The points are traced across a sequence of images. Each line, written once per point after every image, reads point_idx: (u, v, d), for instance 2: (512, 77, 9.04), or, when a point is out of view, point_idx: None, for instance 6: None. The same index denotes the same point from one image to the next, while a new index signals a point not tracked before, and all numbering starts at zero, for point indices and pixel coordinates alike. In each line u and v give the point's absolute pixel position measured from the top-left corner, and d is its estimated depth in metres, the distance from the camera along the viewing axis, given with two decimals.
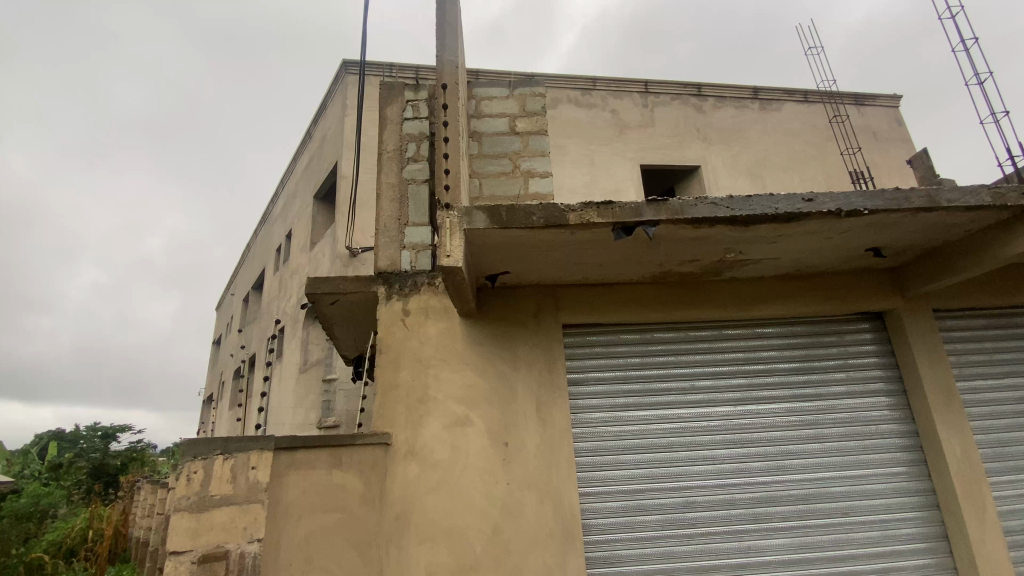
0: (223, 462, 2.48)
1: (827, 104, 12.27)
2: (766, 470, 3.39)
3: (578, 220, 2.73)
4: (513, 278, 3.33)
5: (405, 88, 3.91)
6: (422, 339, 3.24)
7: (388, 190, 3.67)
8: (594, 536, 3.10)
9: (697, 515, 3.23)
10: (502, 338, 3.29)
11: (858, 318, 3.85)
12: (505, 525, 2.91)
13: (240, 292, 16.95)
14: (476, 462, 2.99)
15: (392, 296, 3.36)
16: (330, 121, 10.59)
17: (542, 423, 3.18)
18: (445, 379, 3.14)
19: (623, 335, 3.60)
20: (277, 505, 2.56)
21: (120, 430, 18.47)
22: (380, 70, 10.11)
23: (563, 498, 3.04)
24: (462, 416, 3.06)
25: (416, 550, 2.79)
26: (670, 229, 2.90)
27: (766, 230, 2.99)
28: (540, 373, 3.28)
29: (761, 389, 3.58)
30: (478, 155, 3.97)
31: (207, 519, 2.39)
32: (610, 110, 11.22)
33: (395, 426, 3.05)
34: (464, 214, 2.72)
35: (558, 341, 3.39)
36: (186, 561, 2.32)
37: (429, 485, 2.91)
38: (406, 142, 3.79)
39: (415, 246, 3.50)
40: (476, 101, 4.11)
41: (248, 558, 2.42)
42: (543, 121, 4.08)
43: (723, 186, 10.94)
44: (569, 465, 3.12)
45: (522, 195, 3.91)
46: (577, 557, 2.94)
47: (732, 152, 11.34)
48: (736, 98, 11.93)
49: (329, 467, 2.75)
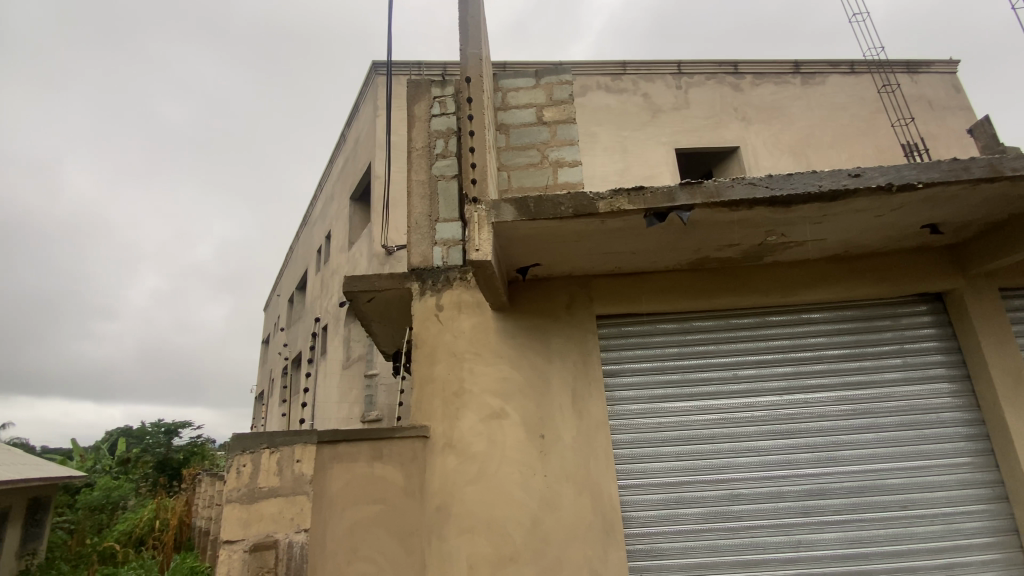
0: (269, 455, 2.57)
1: (875, 74, 11.59)
2: (816, 462, 3.25)
3: (609, 208, 2.67)
4: (544, 270, 3.31)
5: (432, 84, 3.95)
6: (455, 333, 3.27)
7: (419, 187, 3.72)
8: (634, 529, 3.06)
9: (741, 507, 3.13)
10: (534, 331, 3.28)
11: (913, 300, 3.63)
12: (543, 518, 2.91)
13: (285, 292, 17.56)
14: (513, 454, 3.00)
15: (425, 291, 3.40)
16: (362, 123, 10.79)
17: (579, 415, 3.15)
18: (480, 372, 3.16)
19: (658, 325, 3.52)
20: (322, 497, 2.64)
21: (181, 426, 19.65)
22: (408, 69, 10.20)
23: (602, 491, 3.01)
24: (497, 409, 3.08)
25: (457, 541, 2.84)
26: (706, 214, 2.80)
27: (810, 209, 2.84)
28: (574, 364, 3.26)
29: (808, 377, 3.43)
30: (505, 147, 3.95)
31: (257, 509, 2.49)
32: (641, 94, 10.94)
33: (433, 419, 3.10)
34: (491, 207, 2.71)
35: (592, 333, 3.36)
36: (239, 549, 2.43)
37: (467, 477, 2.95)
38: (434, 139, 3.81)
39: (446, 242, 3.53)
40: (502, 94, 4.09)
41: (296, 548, 2.49)
42: (571, 109, 4.02)
43: (764, 166, 10.51)
44: (607, 456, 3.09)
45: (551, 185, 3.86)
46: (618, 550, 2.91)
47: (772, 130, 10.86)
48: (775, 74, 11.40)
49: (371, 459, 2.82)
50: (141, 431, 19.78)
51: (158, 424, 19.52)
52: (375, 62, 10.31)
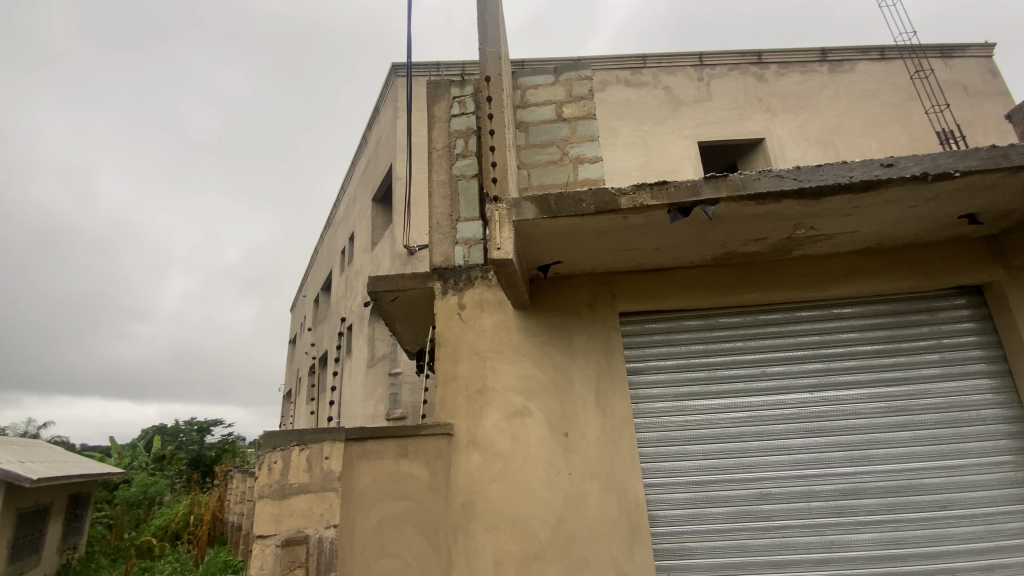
0: (299, 452, 2.63)
1: (907, 60, 11.20)
2: (849, 461, 3.16)
3: (631, 204, 2.65)
4: (566, 267, 3.29)
5: (451, 85, 3.97)
6: (478, 332, 3.28)
7: (440, 187, 3.75)
8: (661, 528, 3.02)
9: (771, 507, 3.07)
10: (557, 329, 3.27)
11: (951, 293, 3.49)
12: (569, 515, 2.90)
13: (311, 293, 17.91)
14: (538, 452, 3.00)
15: (447, 290, 3.43)
16: (383, 124, 10.91)
17: (603, 413, 3.13)
18: (503, 370, 3.17)
19: (683, 322, 3.47)
20: (351, 493, 2.70)
21: (213, 424, 20.24)
22: (427, 70, 10.27)
23: (627, 490, 2.99)
24: (520, 407, 3.09)
25: (482, 538, 2.86)
26: (731, 207, 2.75)
27: (840, 201, 2.77)
28: (598, 362, 3.24)
29: (840, 373, 3.34)
30: (525, 145, 3.95)
31: (288, 505, 2.55)
32: (662, 87, 10.79)
33: (456, 417, 3.11)
34: (512, 206, 2.71)
35: (615, 331, 3.33)
36: (272, 544, 2.50)
37: (492, 474, 2.96)
38: (454, 139, 3.84)
39: (467, 241, 3.54)
40: (522, 91, 4.08)
41: (326, 543, 2.55)
42: (591, 104, 3.99)
43: (790, 158, 10.27)
44: (633, 455, 3.07)
45: (572, 182, 3.84)
46: (645, 549, 2.89)
47: (798, 121, 10.59)
48: (801, 62, 11.10)
49: (397, 457, 2.86)
50: (175, 428, 20.43)
51: (191, 422, 20.13)
52: (395, 64, 10.41)
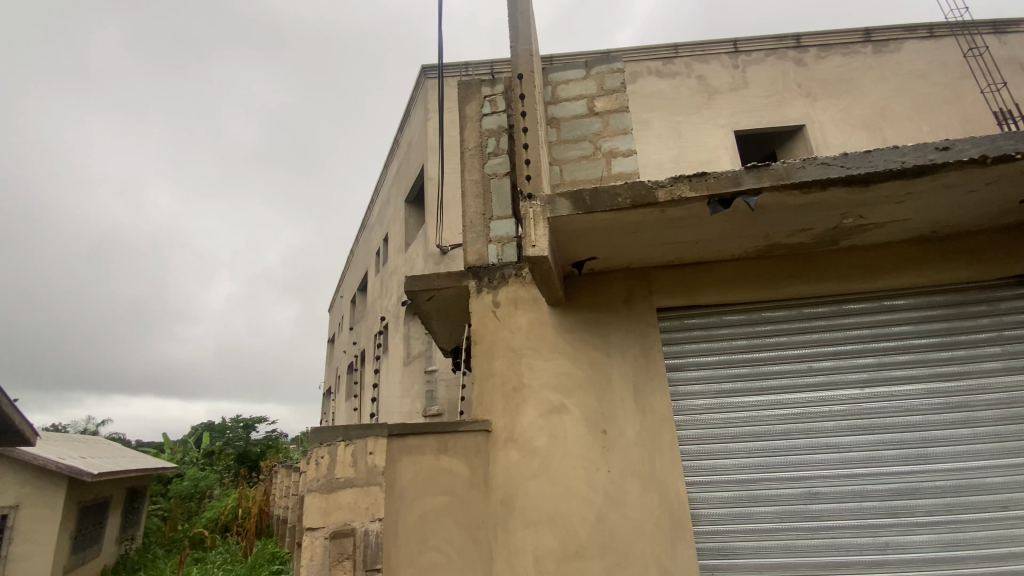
0: (345, 448, 2.71)
1: (959, 37, 10.57)
2: (904, 459, 3.02)
3: (668, 196, 2.61)
4: (601, 263, 3.27)
5: (482, 84, 3.99)
6: (513, 329, 3.29)
7: (472, 186, 3.78)
8: (704, 527, 2.96)
9: (820, 507, 2.97)
10: (593, 325, 3.25)
11: (1012, 283, 3.29)
12: (609, 512, 2.88)
13: (348, 293, 18.36)
14: (576, 450, 2.99)
15: (482, 288, 3.45)
16: (414, 126, 11.05)
17: (642, 411, 3.09)
18: (539, 368, 3.17)
19: (724, 317, 3.37)
20: (394, 488, 2.74)
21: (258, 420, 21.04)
22: (457, 70, 10.35)
23: (669, 488, 2.95)
24: (558, 404, 3.08)
25: (522, 534, 2.87)
26: (775, 198, 2.67)
27: (891, 187, 2.65)
28: (635, 359, 3.20)
29: (893, 368, 3.20)
30: (557, 141, 3.92)
31: (335, 498, 2.64)
32: (695, 76, 10.52)
33: (494, 414, 3.15)
34: (546, 202, 2.70)
35: (653, 327, 3.28)
36: (321, 536, 2.58)
37: (530, 471, 2.97)
38: (486, 138, 3.86)
39: (500, 239, 3.57)
40: (553, 87, 4.06)
41: (372, 536, 2.61)
42: (623, 97, 3.94)
43: (832, 145, 9.87)
44: (673, 452, 3.02)
45: (606, 176, 3.80)
46: (688, 548, 2.85)
47: (840, 106, 10.17)
48: (843, 44, 10.62)
49: (437, 452, 2.90)
50: (222, 425, 21.33)
51: (237, 419, 20.99)
52: (425, 66, 10.54)
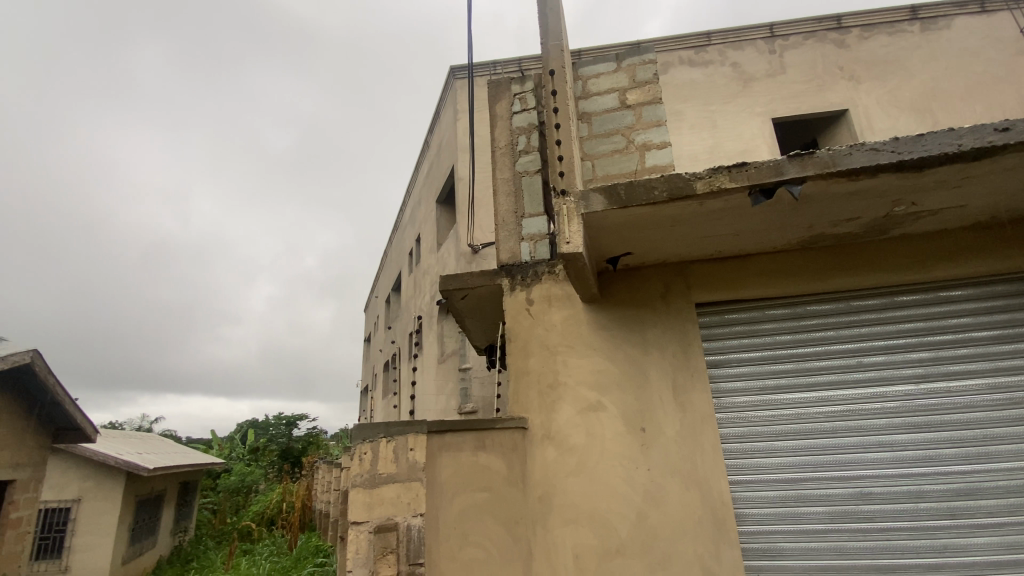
0: (386, 444, 2.74)
1: (1015, 10, 9.93)
2: (963, 458, 2.87)
3: (707, 188, 2.55)
4: (636, 259, 3.22)
5: (512, 82, 3.99)
6: (547, 327, 3.29)
7: (504, 185, 3.80)
8: (749, 527, 2.88)
9: (872, 507, 2.85)
10: (629, 321, 3.21)
11: None
12: (649, 511, 2.84)
13: (382, 294, 18.74)
14: (614, 447, 2.96)
15: (515, 286, 3.45)
16: (444, 126, 11.14)
17: (682, 409, 3.03)
18: (574, 365, 3.15)
19: (766, 311, 3.27)
20: (434, 483, 2.77)
21: (299, 418, 21.76)
22: (485, 69, 10.37)
23: (711, 487, 2.88)
24: (594, 401, 3.06)
25: (562, 531, 2.87)
26: (820, 186, 2.58)
27: (946, 172, 2.51)
28: (674, 356, 3.14)
29: (950, 363, 3.04)
30: (588, 136, 3.89)
31: (378, 493, 2.66)
32: (730, 64, 10.19)
33: (530, 411, 3.15)
34: (580, 198, 2.68)
35: (692, 322, 3.21)
36: (365, 530, 2.61)
37: (568, 468, 2.96)
38: (516, 136, 3.86)
39: (533, 236, 3.57)
40: (583, 82, 4.02)
41: (414, 531, 2.63)
42: (656, 89, 3.87)
43: (878, 130, 9.42)
44: (715, 451, 2.96)
45: (639, 170, 3.75)
46: (732, 548, 2.79)
47: (885, 89, 9.70)
48: (887, 24, 10.10)
49: (475, 449, 2.91)
50: (265, 423, 22.14)
51: (280, 417, 21.76)
52: (454, 67, 10.61)
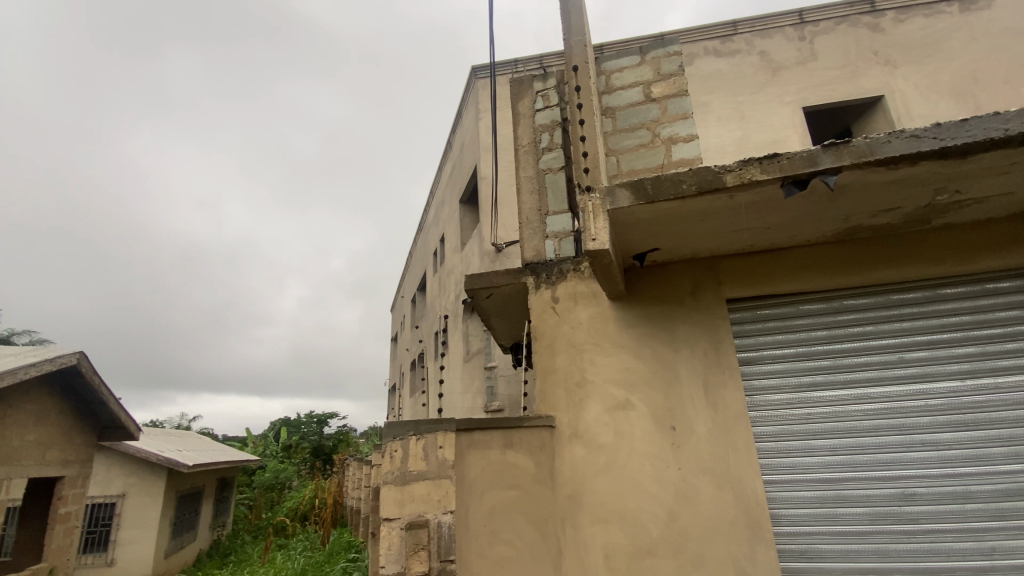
0: (416, 442, 2.76)
1: None
2: (1013, 457, 2.74)
3: (737, 180, 2.49)
4: (663, 255, 3.18)
5: (534, 80, 3.98)
6: (573, 325, 3.27)
7: (527, 183, 3.79)
8: (785, 528, 2.81)
9: (915, 508, 2.74)
10: (657, 318, 3.17)
11: None
12: (681, 511, 2.80)
13: (408, 293, 18.97)
14: (644, 446, 2.93)
15: (540, 284, 3.44)
16: (467, 126, 11.18)
17: (713, 407, 2.97)
18: (602, 363, 3.13)
19: (800, 306, 3.18)
20: (463, 481, 2.77)
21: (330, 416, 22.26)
22: (507, 68, 10.37)
23: (745, 486, 2.82)
24: (623, 400, 3.03)
25: (591, 530, 2.86)
26: (856, 176, 2.49)
27: (993, 158, 2.40)
28: (704, 353, 3.08)
29: (998, 358, 2.90)
30: (613, 131, 3.84)
31: (409, 491, 2.68)
32: (757, 53, 9.92)
33: (557, 410, 3.14)
34: (606, 194, 2.65)
35: (722, 318, 3.15)
36: (397, 526, 2.64)
37: (597, 467, 2.94)
38: (540, 134, 3.85)
39: (557, 234, 3.55)
40: (606, 76, 3.98)
41: (445, 528, 2.63)
42: (682, 81, 3.80)
43: (916, 116, 9.04)
44: (749, 450, 2.89)
45: (666, 164, 3.69)
46: (768, 549, 2.72)
47: (922, 73, 9.31)
48: (925, 5, 9.67)
49: (503, 447, 2.92)
50: (297, 421, 22.72)
51: (311, 415, 22.30)
52: (475, 67, 10.64)
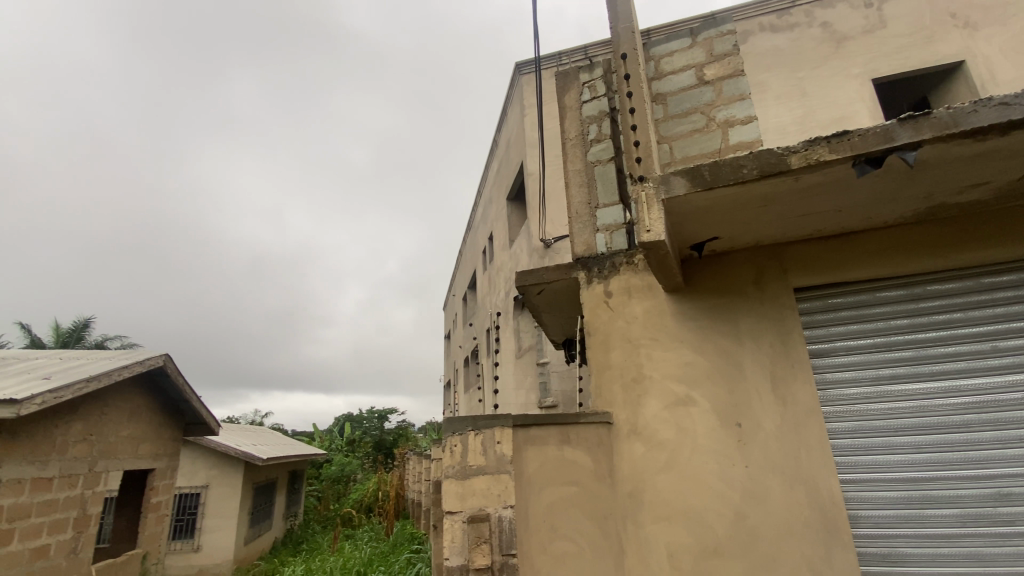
0: (474, 437, 2.80)
1: None
2: None
3: (803, 162, 2.35)
4: (723, 243, 3.05)
5: (580, 71, 3.93)
6: (628, 319, 3.21)
7: (576, 176, 3.75)
8: (865, 530, 2.63)
9: (1013, 510, 2.51)
10: (717, 310, 3.05)
11: None
12: (749, 510, 2.69)
13: (460, 291, 19.29)
14: (707, 443, 2.83)
15: (592, 279, 3.40)
16: (512, 123, 11.20)
17: (782, 401, 2.83)
18: (659, 358, 3.05)
19: (877, 293, 2.95)
20: (522, 476, 2.78)
21: (389, 412, 23.07)
22: (551, 61, 10.28)
23: (819, 487, 2.67)
24: (683, 396, 2.94)
25: (654, 528, 2.80)
26: (938, 150, 2.29)
27: None
28: (770, 346, 2.94)
29: None
30: (664, 118, 3.72)
31: (470, 485, 2.72)
32: (819, 25, 9.21)
33: (615, 406, 3.09)
34: (660, 183, 2.58)
35: (790, 309, 2.98)
36: (459, 520, 2.69)
37: (658, 464, 2.87)
38: (587, 125, 3.79)
39: (608, 227, 3.48)
40: (655, 62, 3.86)
41: (506, 522, 2.66)
42: (737, 60, 3.63)
43: (1002, 82, 8.19)
44: (822, 448, 2.73)
45: (723, 148, 3.53)
46: (845, 552, 2.57)
47: (1008, 34, 8.44)
48: None
49: (560, 443, 2.90)
50: (359, 417, 23.69)
51: (372, 411, 23.21)
52: (520, 63, 10.62)
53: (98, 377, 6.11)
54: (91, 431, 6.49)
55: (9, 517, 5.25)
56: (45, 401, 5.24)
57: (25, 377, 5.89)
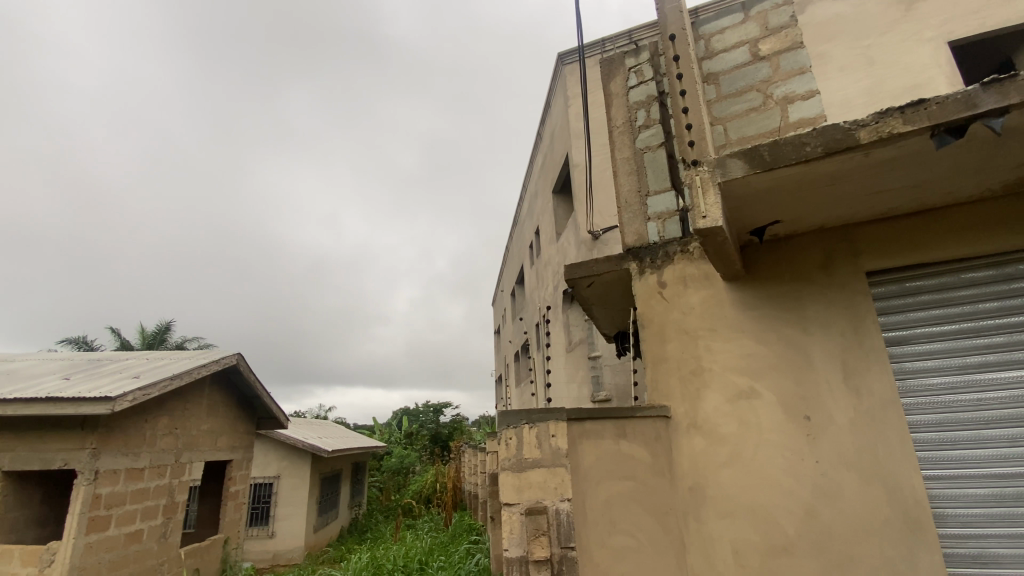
0: (529, 430, 2.79)
1: None
2: None
3: (874, 135, 2.19)
4: (785, 227, 2.89)
5: (626, 56, 3.83)
6: (684, 310, 3.11)
7: (625, 165, 3.67)
8: (953, 530, 2.43)
9: None
10: (781, 297, 2.90)
11: None
12: (821, 508, 2.55)
13: (508, 286, 19.39)
14: (773, 437, 2.70)
15: (645, 270, 3.32)
16: (556, 114, 11.09)
17: (855, 393, 2.66)
18: (719, 350, 2.94)
19: (962, 275, 2.71)
20: (578, 470, 2.75)
21: (444, 406, 23.61)
22: (594, 49, 10.09)
23: (900, 483, 2.49)
24: (745, 388, 2.82)
25: (717, 524, 2.71)
26: None
27: None
28: (841, 335, 2.76)
29: None
30: (716, 99, 3.57)
31: (526, 477, 2.72)
32: None
33: (673, 399, 3.01)
34: (715, 166, 2.46)
35: (862, 294, 2.79)
36: (517, 512, 2.69)
37: (721, 459, 2.78)
38: (635, 112, 3.70)
39: (660, 215, 3.39)
40: (705, 41, 3.69)
41: (563, 515, 2.64)
42: (795, 32, 3.43)
43: None
44: (902, 442, 2.54)
45: (782, 126, 3.35)
46: (931, 553, 2.39)
47: None
48: None
49: (617, 437, 2.85)
50: (415, 411, 24.39)
51: (428, 405, 23.84)
52: (562, 54, 10.50)
53: (179, 376, 6.60)
54: (176, 425, 7.06)
55: (107, 504, 5.80)
56: (135, 399, 5.72)
57: (118, 376, 6.46)
